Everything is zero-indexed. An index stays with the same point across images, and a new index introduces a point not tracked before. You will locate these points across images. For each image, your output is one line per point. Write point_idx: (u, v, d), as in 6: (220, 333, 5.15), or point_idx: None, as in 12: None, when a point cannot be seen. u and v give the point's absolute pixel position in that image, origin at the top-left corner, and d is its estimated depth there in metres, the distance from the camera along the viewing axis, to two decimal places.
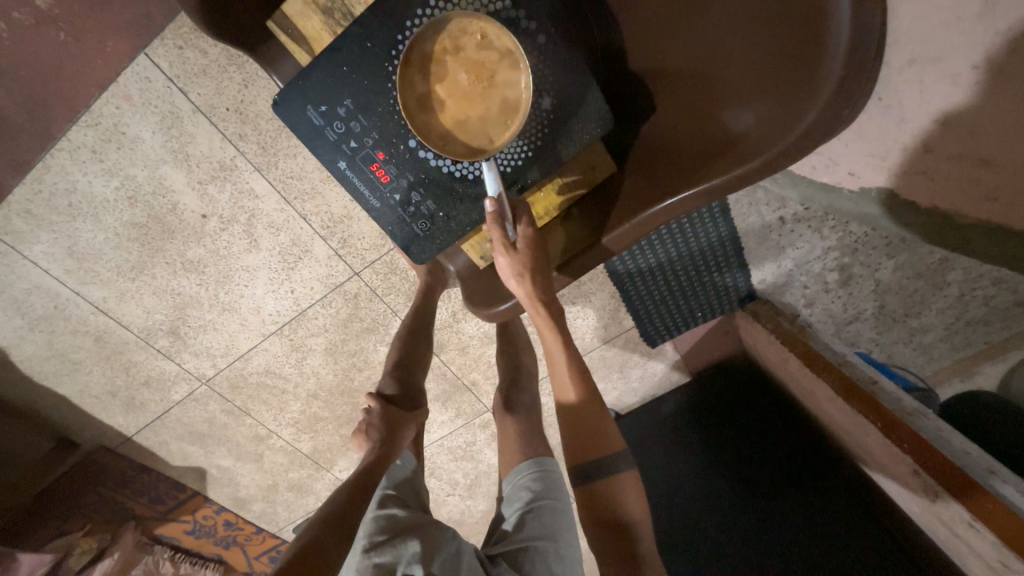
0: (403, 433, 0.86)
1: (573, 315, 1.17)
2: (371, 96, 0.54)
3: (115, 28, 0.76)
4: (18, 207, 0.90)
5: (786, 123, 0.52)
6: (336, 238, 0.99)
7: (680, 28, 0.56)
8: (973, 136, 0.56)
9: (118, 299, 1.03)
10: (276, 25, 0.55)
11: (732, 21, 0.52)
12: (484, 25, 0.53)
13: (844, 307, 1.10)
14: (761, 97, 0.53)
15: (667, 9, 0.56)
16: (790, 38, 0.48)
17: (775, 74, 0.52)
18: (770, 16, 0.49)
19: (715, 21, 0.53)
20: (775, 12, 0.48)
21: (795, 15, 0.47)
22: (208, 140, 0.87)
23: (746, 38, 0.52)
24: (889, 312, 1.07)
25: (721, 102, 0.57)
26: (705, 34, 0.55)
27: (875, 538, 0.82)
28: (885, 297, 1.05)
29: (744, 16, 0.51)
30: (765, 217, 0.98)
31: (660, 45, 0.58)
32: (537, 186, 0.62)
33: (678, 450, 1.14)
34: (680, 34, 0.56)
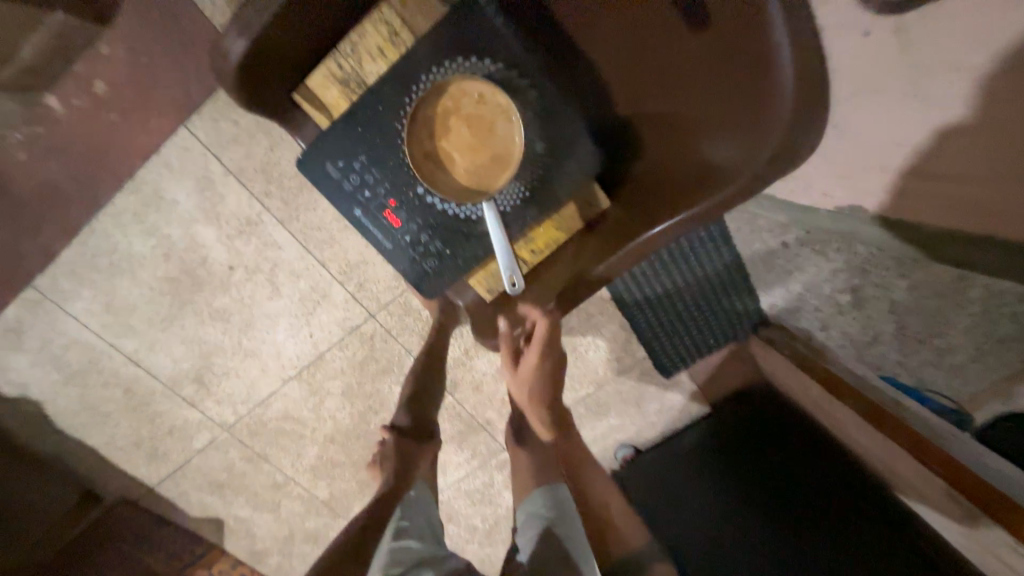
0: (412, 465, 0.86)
1: (585, 348, 1.18)
2: (383, 151, 0.60)
3: (161, 107, 0.87)
4: (65, 268, 0.98)
5: (757, 153, 0.54)
6: (352, 283, 1.04)
7: (651, 72, 0.59)
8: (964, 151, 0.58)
9: (149, 351, 1.08)
10: (302, 96, 0.62)
11: (696, 63, 0.55)
12: (480, 84, 0.58)
13: (862, 329, 1.01)
14: (738, 127, 0.55)
15: (636, 56, 0.59)
16: (750, 79, 0.51)
17: (742, 108, 0.54)
18: (731, 57, 0.52)
19: (682, 64, 0.56)
20: (736, 54, 0.51)
21: (750, 58, 0.50)
22: (237, 199, 0.95)
23: (712, 79, 0.55)
24: (913, 336, 0.92)
25: (698, 136, 0.60)
26: (675, 75, 0.58)
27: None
28: (905, 319, 0.93)
29: (707, 57, 0.54)
30: (770, 242, 1.04)
31: (636, 88, 0.62)
32: (537, 225, 0.66)
33: (693, 487, 1.08)
34: (652, 78, 0.60)
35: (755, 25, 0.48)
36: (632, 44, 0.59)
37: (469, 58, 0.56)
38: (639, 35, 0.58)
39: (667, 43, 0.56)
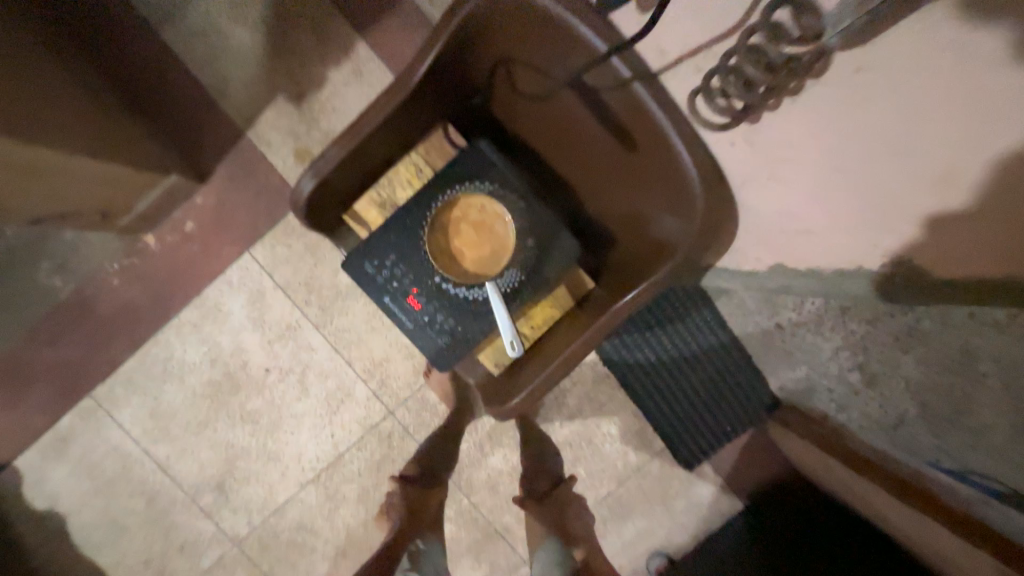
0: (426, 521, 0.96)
1: (600, 441, 1.17)
2: (406, 247, 0.69)
3: (232, 238, 1.08)
4: (124, 376, 1.10)
5: (686, 233, 0.63)
6: (375, 380, 1.12)
7: (597, 181, 0.73)
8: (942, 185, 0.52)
9: (178, 456, 1.13)
10: (350, 219, 0.75)
11: (627, 171, 0.68)
12: (486, 197, 0.68)
13: (883, 410, 0.82)
14: (672, 210, 0.65)
15: (584, 171, 0.74)
16: (668, 178, 0.64)
17: (670, 200, 0.65)
18: (650, 165, 0.65)
19: (617, 174, 0.70)
20: (652, 162, 0.64)
21: (663, 164, 0.63)
22: (281, 308, 1.10)
23: (642, 181, 0.67)
24: (942, 417, 0.70)
25: (643, 225, 0.70)
26: (614, 182, 0.71)
27: None
28: (926, 395, 0.71)
29: (632, 167, 0.67)
30: (762, 323, 1.00)
31: (590, 192, 0.75)
32: (532, 304, 0.71)
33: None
34: (599, 185, 0.73)
35: (657, 143, 0.62)
36: (579, 163, 0.74)
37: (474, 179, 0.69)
38: (580, 155, 0.72)
39: (601, 159, 0.70)
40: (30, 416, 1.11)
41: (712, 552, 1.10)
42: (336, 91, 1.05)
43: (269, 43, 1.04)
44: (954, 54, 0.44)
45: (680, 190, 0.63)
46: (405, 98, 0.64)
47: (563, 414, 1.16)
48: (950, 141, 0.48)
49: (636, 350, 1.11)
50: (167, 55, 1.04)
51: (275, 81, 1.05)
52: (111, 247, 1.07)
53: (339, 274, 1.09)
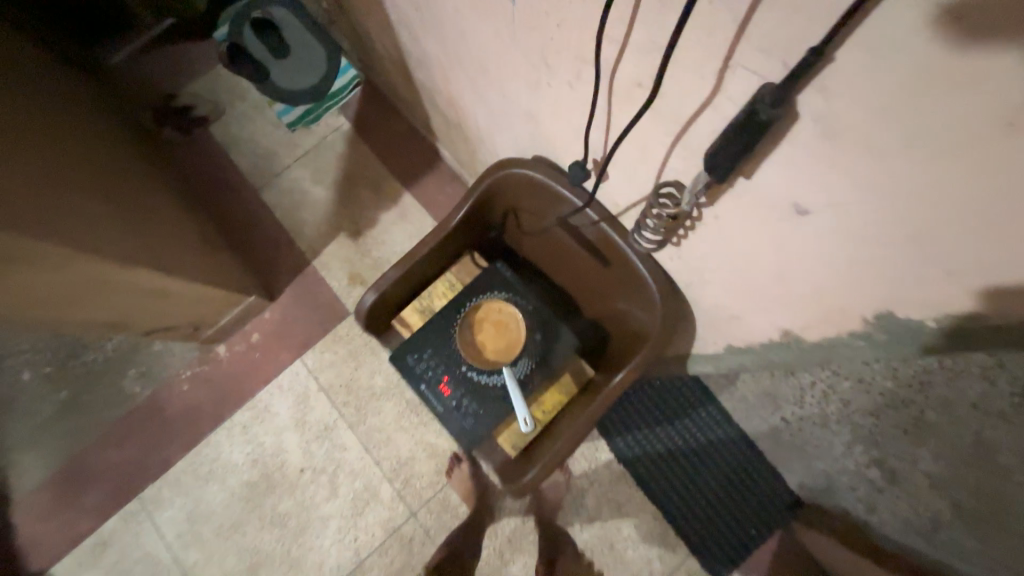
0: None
1: (623, 547, 1.14)
2: (440, 340, 0.82)
3: (288, 347, 1.27)
4: (172, 477, 1.20)
5: (660, 326, 0.78)
6: (400, 479, 1.18)
7: (586, 287, 0.91)
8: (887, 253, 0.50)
9: (205, 563, 1.15)
10: (396, 323, 0.91)
11: (606, 279, 0.86)
12: (502, 303, 0.84)
13: (915, 510, 0.79)
14: (641, 306, 0.82)
15: (576, 280, 0.92)
16: (634, 284, 0.81)
17: (642, 300, 0.81)
18: (620, 275, 0.83)
19: (600, 282, 0.88)
20: (620, 273, 0.82)
21: (629, 274, 0.81)
22: (322, 408, 1.23)
23: (618, 287, 0.84)
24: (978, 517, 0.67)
25: (627, 320, 0.86)
26: (599, 288, 0.89)
27: None
28: (954, 494, 0.70)
29: (609, 276, 0.85)
30: (767, 417, 1.04)
31: (583, 295, 0.93)
32: (542, 388, 0.83)
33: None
34: (589, 290, 0.91)
35: (622, 259, 0.80)
36: (571, 274, 0.92)
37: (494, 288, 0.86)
38: (571, 267, 0.91)
39: (586, 271, 0.89)
40: (79, 518, 1.18)
41: None
42: (385, 228, 1.33)
43: (338, 197, 1.37)
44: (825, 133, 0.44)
45: (642, 292, 0.80)
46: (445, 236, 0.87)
47: (583, 516, 1.15)
48: (868, 212, 0.47)
49: (646, 444, 1.16)
50: (262, 208, 1.37)
51: (339, 223, 1.35)
52: (189, 356, 1.27)
53: (375, 376, 1.24)
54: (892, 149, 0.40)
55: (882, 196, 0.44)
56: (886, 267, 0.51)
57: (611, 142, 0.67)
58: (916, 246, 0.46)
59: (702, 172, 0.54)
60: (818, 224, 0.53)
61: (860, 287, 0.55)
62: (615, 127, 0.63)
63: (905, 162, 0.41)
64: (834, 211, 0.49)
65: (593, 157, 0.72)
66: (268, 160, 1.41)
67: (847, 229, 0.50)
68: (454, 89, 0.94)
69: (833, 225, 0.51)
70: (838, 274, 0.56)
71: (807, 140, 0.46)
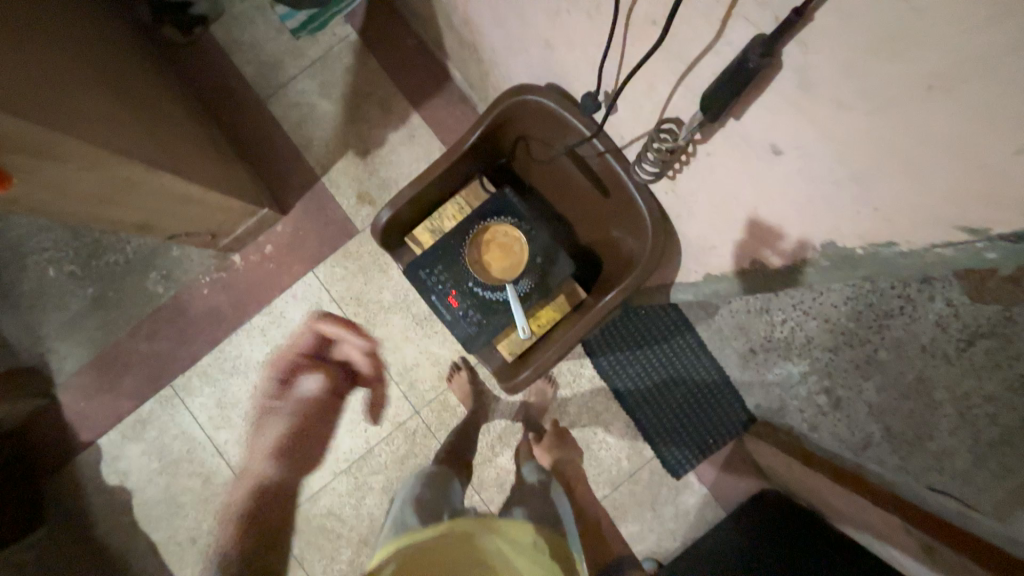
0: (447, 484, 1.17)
1: (597, 448, 1.32)
2: (450, 257, 0.90)
3: (301, 260, 1.34)
4: (200, 370, 1.33)
5: (651, 253, 0.86)
6: (405, 383, 1.32)
7: (586, 216, 0.97)
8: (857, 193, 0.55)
9: (235, 442, 1.32)
10: (409, 241, 0.98)
11: (605, 209, 0.92)
12: (510, 227, 0.91)
13: (851, 430, 0.88)
14: (634, 236, 0.89)
15: (578, 209, 0.98)
16: (632, 213, 0.87)
17: (637, 229, 0.88)
18: (620, 204, 0.88)
19: (600, 212, 0.93)
20: (621, 202, 0.88)
21: (628, 204, 0.86)
22: (334, 318, 1.33)
23: (617, 216, 0.91)
24: (904, 438, 0.75)
25: (622, 248, 0.93)
26: (599, 218, 0.95)
27: None
28: (888, 417, 0.77)
29: (609, 206, 0.91)
30: (736, 348, 1.14)
31: (582, 225, 0.99)
32: (540, 305, 0.92)
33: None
34: (589, 219, 0.97)
35: (623, 188, 0.85)
36: (573, 203, 0.98)
37: (501, 211, 0.91)
38: (574, 196, 0.96)
39: (588, 200, 0.94)
40: (118, 400, 1.32)
41: (695, 554, 1.21)
42: (394, 149, 1.35)
43: (346, 113, 1.36)
44: (795, 87, 0.53)
45: (637, 222, 0.87)
46: (457, 157, 0.91)
47: (565, 421, 1.32)
48: (832, 153, 0.54)
49: (627, 365, 1.30)
50: (269, 119, 1.36)
51: (347, 141, 1.35)
52: (207, 263, 1.35)
53: (384, 291, 1.33)
54: (847, 99, 0.48)
55: (837, 144, 0.53)
56: (833, 206, 0.60)
57: (621, 78, 0.70)
58: (864, 182, 0.54)
59: (697, 113, 0.61)
60: (792, 164, 0.60)
61: (810, 221, 0.65)
62: (627, 62, 0.66)
63: (859, 116, 0.49)
64: (801, 150, 0.57)
65: (604, 89, 0.75)
66: (273, 68, 1.37)
67: (810, 171, 0.59)
68: (472, 7, 0.93)
69: (800, 164, 0.59)
70: (807, 207, 0.64)
71: (780, 90, 0.55)
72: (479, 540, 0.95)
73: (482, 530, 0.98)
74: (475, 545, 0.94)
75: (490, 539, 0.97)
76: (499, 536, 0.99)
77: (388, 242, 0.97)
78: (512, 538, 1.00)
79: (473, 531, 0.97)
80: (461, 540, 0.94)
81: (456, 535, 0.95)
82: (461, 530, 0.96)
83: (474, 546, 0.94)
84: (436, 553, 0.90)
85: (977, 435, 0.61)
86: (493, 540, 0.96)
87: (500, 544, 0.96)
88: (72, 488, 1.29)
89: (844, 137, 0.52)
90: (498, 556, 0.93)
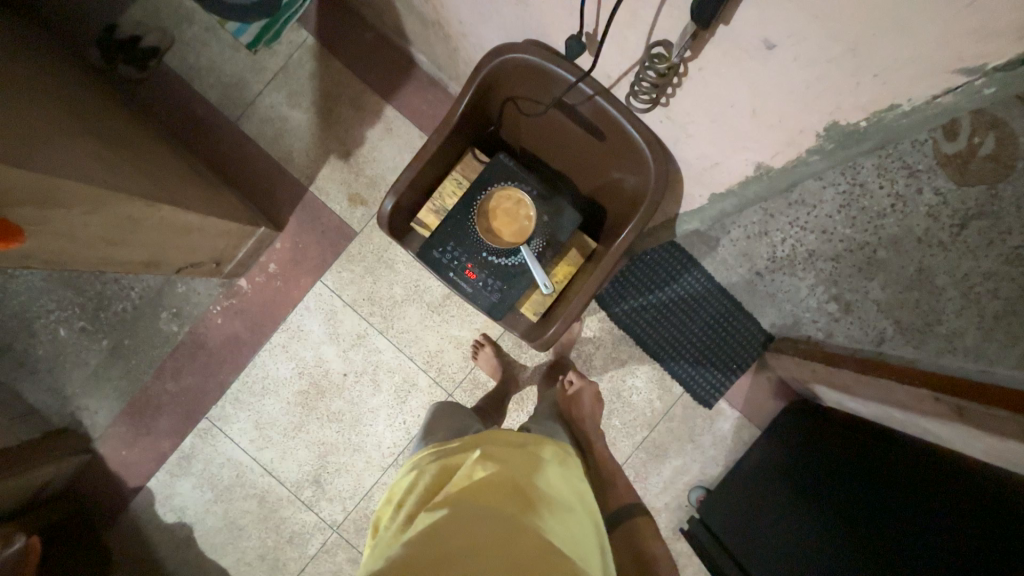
0: (457, 416, 0.96)
1: (629, 393, 1.36)
2: (459, 233, 0.92)
3: (306, 271, 1.35)
4: (231, 397, 1.35)
5: (655, 190, 0.88)
6: (434, 368, 1.35)
7: (582, 171, 1.01)
8: (849, 76, 0.56)
9: (281, 459, 1.34)
10: (415, 226, 1.02)
11: (600, 159, 0.96)
12: (511, 189, 0.93)
13: (863, 330, 1.14)
14: (635, 172, 0.91)
15: (573, 166, 1.02)
16: (628, 156, 0.90)
17: (636, 171, 0.91)
18: (615, 150, 0.91)
19: (595, 162, 0.97)
20: (615, 148, 0.91)
21: (623, 148, 0.89)
22: (352, 321, 1.35)
23: (613, 164, 0.94)
24: (912, 327, 1.09)
25: (623, 192, 0.96)
26: (594, 170, 0.99)
27: (954, 505, 0.77)
28: (893, 311, 1.11)
29: (603, 156, 0.94)
30: (744, 274, 1.24)
31: (580, 180, 1.03)
32: (554, 261, 0.96)
33: (777, 520, 1.04)
34: (585, 173, 1.01)
35: (617, 130, 0.87)
36: (567, 161, 1.02)
37: (500, 179, 0.94)
38: (568, 154, 1.00)
39: (583, 154, 0.98)
40: (158, 441, 1.34)
41: (740, 471, 1.26)
42: (375, 145, 1.35)
43: (320, 118, 1.35)
44: None
45: (637, 159, 0.89)
46: (448, 132, 0.92)
47: (592, 375, 1.36)
48: (818, 37, 0.53)
49: (642, 310, 1.33)
50: (246, 139, 1.35)
51: (327, 146, 1.35)
52: (215, 293, 1.35)
53: (394, 286, 1.35)
54: None
55: (828, 22, 0.51)
56: (833, 86, 0.59)
57: (603, 14, 0.69)
58: (853, 59, 0.54)
59: (689, 24, 0.60)
60: (775, 65, 0.60)
61: (806, 108, 0.64)
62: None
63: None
64: (784, 48, 0.57)
65: (585, 32, 0.75)
66: (238, 87, 1.36)
67: (810, 56, 0.56)
68: None
69: (786, 60, 0.58)
70: (796, 105, 0.64)
71: None
72: (527, 487, 0.68)
73: (555, 464, 0.76)
74: (514, 493, 0.66)
75: (560, 481, 0.73)
76: (567, 481, 0.75)
77: (395, 231, 0.99)
78: (578, 490, 0.75)
79: (538, 460, 0.74)
80: (502, 483, 0.67)
81: (502, 468, 0.69)
82: (523, 456, 0.73)
83: (512, 499, 0.65)
84: (457, 490, 0.66)
85: (980, 311, 1.06)
86: (556, 481, 0.73)
87: (562, 491, 0.72)
88: (132, 533, 1.32)
89: (845, 17, 0.50)
90: (543, 522, 0.64)
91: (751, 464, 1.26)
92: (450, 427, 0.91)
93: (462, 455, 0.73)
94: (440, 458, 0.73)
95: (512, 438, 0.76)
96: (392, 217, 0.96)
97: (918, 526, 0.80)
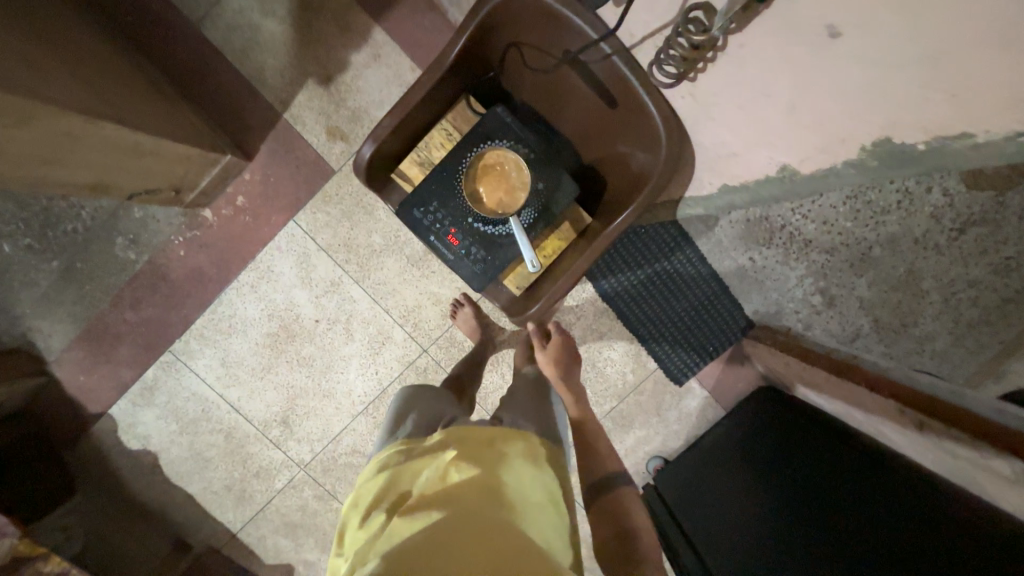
0: (430, 395, 0.94)
1: (603, 364, 1.37)
2: (445, 194, 0.85)
3: (278, 208, 1.25)
4: (196, 332, 1.29)
5: (663, 170, 0.80)
6: (410, 323, 1.31)
7: (585, 136, 0.92)
8: (906, 83, 0.49)
9: (247, 398, 1.33)
10: (396, 178, 0.93)
11: (607, 126, 0.86)
12: (507, 152, 0.85)
13: (841, 326, 1.11)
14: (645, 149, 0.83)
15: (577, 130, 0.93)
16: (639, 128, 0.81)
17: (646, 145, 0.82)
18: (625, 118, 0.82)
19: (601, 129, 0.88)
20: (626, 115, 0.81)
21: (635, 118, 0.80)
22: (326, 267, 1.27)
23: (620, 133, 0.85)
24: (888, 326, 1.05)
25: (627, 166, 0.88)
26: (599, 138, 0.90)
27: (900, 501, 0.81)
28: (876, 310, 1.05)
29: (612, 123, 0.85)
30: (738, 260, 1.20)
31: (583, 146, 0.94)
32: (543, 236, 0.89)
33: (729, 501, 1.09)
34: (589, 141, 0.92)
35: (632, 97, 0.77)
36: (571, 125, 0.93)
37: (493, 139, 0.84)
38: (572, 117, 0.91)
39: (590, 118, 0.88)
40: (118, 370, 1.29)
41: (701, 447, 1.31)
42: (359, 72, 1.19)
43: (297, 32, 1.18)
44: None
45: (649, 134, 0.80)
46: (441, 75, 0.81)
47: None
48: (890, 34, 0.45)
49: (626, 283, 1.30)
50: (209, 48, 1.18)
51: (305, 67, 1.19)
52: (176, 222, 1.25)
53: (373, 235, 1.27)
54: None
55: (908, 16, 0.43)
56: (886, 92, 0.51)
57: None
58: (927, 66, 0.46)
59: None
60: (828, 57, 0.52)
61: (852, 112, 0.56)
62: None
63: None
64: (846, 39, 0.49)
65: None
66: None
67: (871, 54, 0.48)
68: None
69: (842, 56, 0.51)
70: (841, 106, 0.56)
71: None
72: (500, 489, 0.66)
73: (527, 463, 0.72)
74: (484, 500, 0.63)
75: (532, 481, 0.70)
76: (539, 477, 0.72)
77: (371, 179, 0.90)
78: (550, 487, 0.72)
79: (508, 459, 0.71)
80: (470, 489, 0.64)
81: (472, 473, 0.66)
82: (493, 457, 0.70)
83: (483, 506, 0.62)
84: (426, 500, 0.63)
85: (957, 316, 0.98)
86: (528, 478, 0.70)
87: (535, 488, 0.69)
88: (96, 457, 1.32)
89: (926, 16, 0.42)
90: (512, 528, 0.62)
91: (712, 440, 1.30)
92: (423, 410, 0.88)
93: (432, 457, 0.70)
94: (412, 459, 0.71)
95: (482, 435, 0.73)
96: (370, 165, 0.86)
97: (857, 517, 0.84)
